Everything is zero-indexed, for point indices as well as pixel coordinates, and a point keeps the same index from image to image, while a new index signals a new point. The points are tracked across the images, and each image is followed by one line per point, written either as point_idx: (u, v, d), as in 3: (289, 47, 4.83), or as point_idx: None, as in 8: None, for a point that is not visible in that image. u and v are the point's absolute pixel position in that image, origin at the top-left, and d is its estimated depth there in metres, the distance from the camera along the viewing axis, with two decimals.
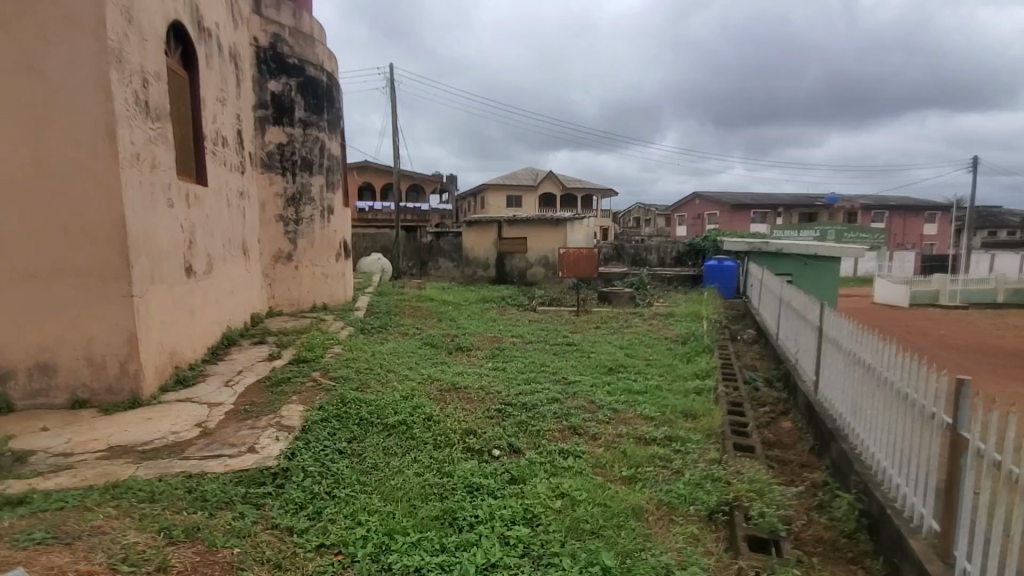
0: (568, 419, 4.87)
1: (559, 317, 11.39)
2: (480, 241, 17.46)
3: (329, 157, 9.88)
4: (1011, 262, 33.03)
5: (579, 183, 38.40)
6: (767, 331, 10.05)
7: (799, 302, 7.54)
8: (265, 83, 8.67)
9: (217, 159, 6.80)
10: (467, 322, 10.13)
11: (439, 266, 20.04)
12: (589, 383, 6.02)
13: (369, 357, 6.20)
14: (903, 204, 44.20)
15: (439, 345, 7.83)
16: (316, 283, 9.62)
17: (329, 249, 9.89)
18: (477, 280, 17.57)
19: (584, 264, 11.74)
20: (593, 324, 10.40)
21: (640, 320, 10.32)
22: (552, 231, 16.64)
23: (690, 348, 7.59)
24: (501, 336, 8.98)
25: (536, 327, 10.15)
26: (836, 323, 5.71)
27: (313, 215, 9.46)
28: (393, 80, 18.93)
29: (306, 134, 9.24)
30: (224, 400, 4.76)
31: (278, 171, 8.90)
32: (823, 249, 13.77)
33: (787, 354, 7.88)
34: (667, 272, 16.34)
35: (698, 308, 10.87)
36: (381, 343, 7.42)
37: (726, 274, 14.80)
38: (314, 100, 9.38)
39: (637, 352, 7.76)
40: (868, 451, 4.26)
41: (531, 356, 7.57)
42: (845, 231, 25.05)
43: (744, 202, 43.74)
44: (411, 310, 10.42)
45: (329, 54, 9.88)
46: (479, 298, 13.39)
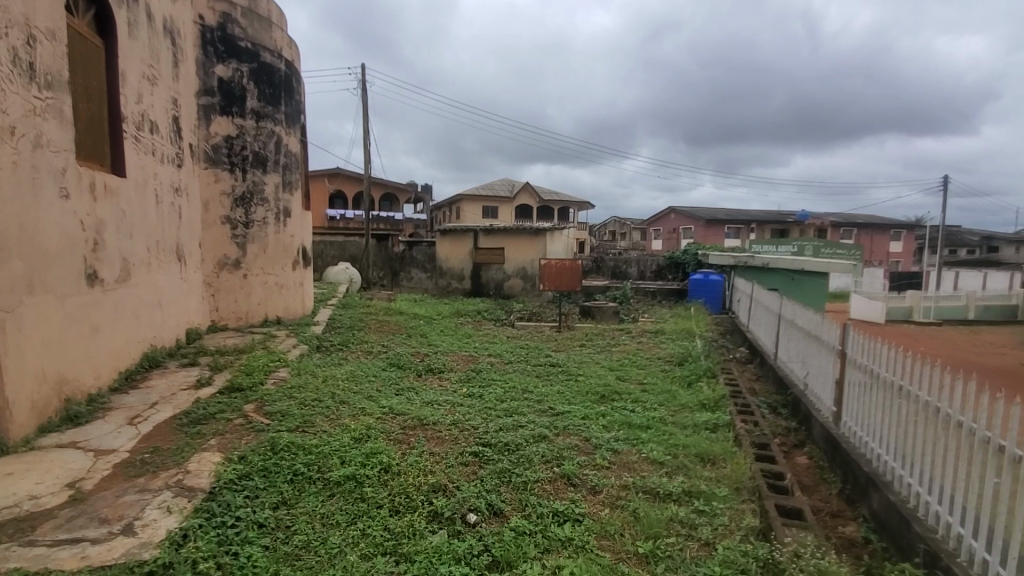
0: (559, 465, 3.95)
1: (539, 333, 10.51)
2: (455, 251, 16.50)
3: (287, 153, 8.82)
4: (976, 280, 33.83)
5: (556, 195, 37.91)
6: (763, 350, 9.36)
7: (810, 319, 6.80)
8: (211, 67, 7.63)
9: (141, 147, 5.75)
10: (439, 338, 9.17)
11: (411, 277, 19.00)
12: (580, 416, 5.12)
13: (320, 384, 5.17)
14: (871, 221, 45.19)
15: (407, 366, 6.83)
16: (268, 294, 8.53)
17: (284, 256, 8.81)
18: (452, 292, 16.59)
19: (567, 277, 10.90)
20: (577, 342, 9.53)
21: (627, 338, 9.52)
22: (531, 242, 15.83)
23: (689, 372, 6.77)
24: (477, 355, 8.03)
25: (516, 345, 9.24)
26: (868, 346, 4.95)
27: (265, 217, 8.38)
28: (365, 82, 17.94)
29: (259, 127, 8.18)
30: (120, 447, 3.71)
31: (225, 167, 7.84)
32: (812, 264, 13.28)
33: (794, 377, 7.13)
34: (651, 286, 15.66)
35: (688, 324, 10.13)
36: (338, 365, 6.40)
37: (713, 289, 14.19)
38: (269, 89, 8.35)
39: (630, 376, 6.90)
40: (931, 509, 3.48)
41: (513, 380, 6.64)
42: (822, 247, 25.01)
43: (719, 217, 43.97)
44: (377, 325, 9.38)
45: (288, 40, 8.87)
46: (453, 312, 12.41)
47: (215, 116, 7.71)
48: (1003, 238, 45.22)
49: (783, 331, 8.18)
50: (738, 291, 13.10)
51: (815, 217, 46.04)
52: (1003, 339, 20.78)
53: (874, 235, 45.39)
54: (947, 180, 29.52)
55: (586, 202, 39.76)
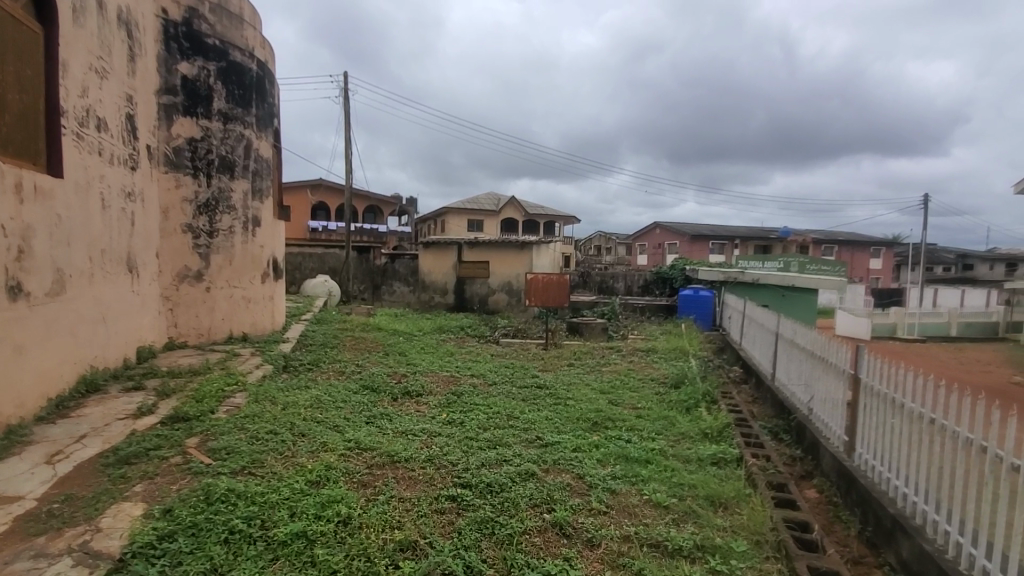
0: (550, 510, 3.42)
1: (525, 351, 10.00)
2: (438, 264, 15.96)
3: (258, 158, 8.27)
4: (954, 296, 34.28)
5: (541, 209, 37.68)
6: (758, 370, 8.98)
7: (815, 339, 6.38)
8: (173, 65, 7.09)
9: (84, 145, 5.18)
10: (419, 357, 8.59)
11: (393, 290, 18.41)
12: (572, 448, 4.60)
13: (279, 413, 4.57)
14: (851, 239, 45.79)
15: (381, 389, 6.25)
16: (233, 309, 7.89)
17: (253, 268, 8.20)
18: (434, 307, 16.02)
19: (555, 292, 10.43)
20: (565, 360, 9.04)
21: (618, 357, 9.05)
22: (517, 255, 15.37)
23: (687, 396, 6.29)
24: (458, 376, 7.47)
25: (501, 365, 8.70)
26: (887, 371, 4.52)
27: (232, 225, 7.79)
28: (347, 90, 17.47)
29: (226, 129, 7.65)
30: (26, 495, 3.10)
31: (187, 171, 7.27)
32: (803, 280, 12.99)
33: (797, 401, 6.69)
34: (639, 301, 15.29)
35: (680, 342, 9.71)
36: (304, 389, 5.79)
37: (703, 305, 13.84)
38: (238, 90, 7.83)
39: (623, 400, 6.40)
40: (979, 565, 3.03)
41: (498, 404, 6.09)
42: (806, 263, 25.01)
43: (704, 233, 44.17)
44: (352, 342, 8.78)
45: (261, 41, 8.37)
46: (435, 328, 11.84)
47: (177, 117, 7.16)
48: (977, 256, 46.14)
49: (782, 350, 7.80)
50: (729, 308, 12.79)
51: (798, 234, 46.51)
52: (986, 356, 20.81)
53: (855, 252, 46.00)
54: (927, 198, 29.92)
55: (572, 217, 39.59)
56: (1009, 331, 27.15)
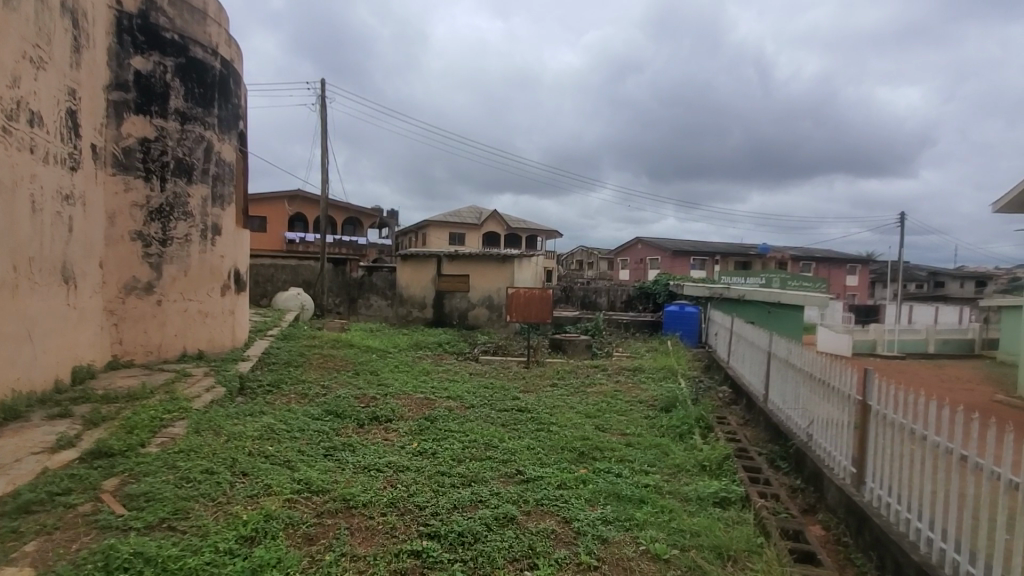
0: (532, 567, 2.90)
1: (506, 370, 9.49)
2: (417, 277, 15.40)
3: (220, 162, 7.71)
4: (929, 313, 34.86)
5: (523, 223, 37.40)
6: (748, 391, 8.61)
7: (814, 360, 6.00)
8: (125, 59, 6.53)
9: (11, 141, 4.58)
10: (391, 376, 8.01)
11: (370, 304, 17.74)
12: (557, 484, 4.09)
13: (221, 445, 3.99)
14: (828, 256, 46.51)
15: (346, 414, 5.66)
16: (188, 324, 7.26)
17: (211, 279, 7.58)
18: (412, 322, 15.41)
19: (537, 307, 9.96)
20: (548, 380, 8.55)
21: (603, 376, 8.59)
22: (498, 269, 14.91)
23: (678, 421, 5.84)
24: (433, 397, 6.91)
25: (480, 385, 8.15)
26: (902, 398, 4.13)
27: (188, 233, 7.19)
28: (324, 97, 16.96)
29: (184, 130, 7.09)
30: None
31: (138, 174, 6.70)
32: (789, 296, 12.76)
33: (795, 426, 6.28)
34: (623, 317, 14.91)
35: (668, 361, 9.30)
36: (257, 415, 5.19)
37: (688, 321, 13.52)
38: (199, 88, 7.28)
39: (610, 426, 5.92)
40: None
41: (475, 431, 5.57)
42: (787, 279, 25.09)
43: (685, 248, 44.38)
44: (319, 360, 8.15)
45: (226, 38, 7.85)
46: (411, 344, 11.25)
47: (128, 115, 6.59)
48: (948, 274, 47.13)
49: (774, 371, 7.45)
50: (715, 325, 12.49)
51: (777, 250, 47.04)
52: (964, 373, 20.92)
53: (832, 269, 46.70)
54: (903, 215, 30.38)
55: (554, 231, 39.38)
56: (983, 348, 27.54)
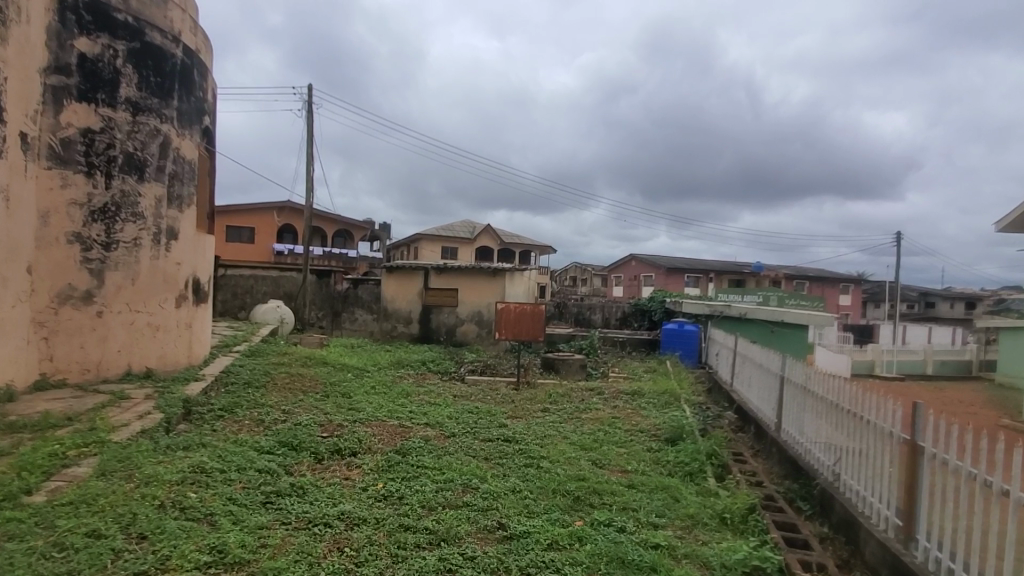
0: None
1: (493, 392, 8.71)
2: (402, 290, 14.60)
3: (179, 160, 6.95)
4: (923, 334, 34.53)
5: (516, 238, 36.79)
6: (756, 418, 7.90)
7: (843, 388, 5.26)
8: (68, 40, 5.85)
9: None
10: (364, 399, 7.18)
11: (355, 318, 16.91)
12: (546, 544, 3.31)
13: (127, 495, 3.20)
14: (822, 275, 46.29)
15: (303, 447, 4.86)
16: (134, 339, 6.45)
17: (165, 289, 6.79)
18: (397, 337, 14.58)
19: (529, 325, 9.22)
20: (539, 404, 7.77)
21: (599, 400, 7.81)
22: (489, 283, 14.19)
23: (688, 458, 5.07)
24: (410, 424, 6.11)
25: (464, 409, 7.35)
26: (966, 441, 3.39)
27: (138, 237, 6.41)
28: (310, 102, 16.32)
29: (136, 122, 6.37)
30: None
31: (78, 168, 5.96)
32: (793, 315, 12.07)
33: (819, 463, 5.52)
34: (619, 335, 14.18)
35: (670, 384, 8.53)
36: (192, 451, 4.37)
37: (688, 340, 12.81)
38: (155, 77, 6.58)
39: (609, 462, 5.15)
40: None
41: (453, 467, 4.79)
42: (784, 297, 24.57)
43: (679, 266, 43.98)
44: (284, 380, 7.31)
45: (190, 26, 7.18)
46: (392, 362, 10.41)
47: (69, 103, 5.89)
48: (939, 294, 47.02)
49: (789, 398, 6.75)
50: (716, 344, 11.81)
51: (770, 269, 46.78)
52: (966, 395, 20.34)
53: (825, 288, 46.47)
54: (899, 234, 30.12)
55: (548, 246, 38.80)
56: (982, 370, 27.06)
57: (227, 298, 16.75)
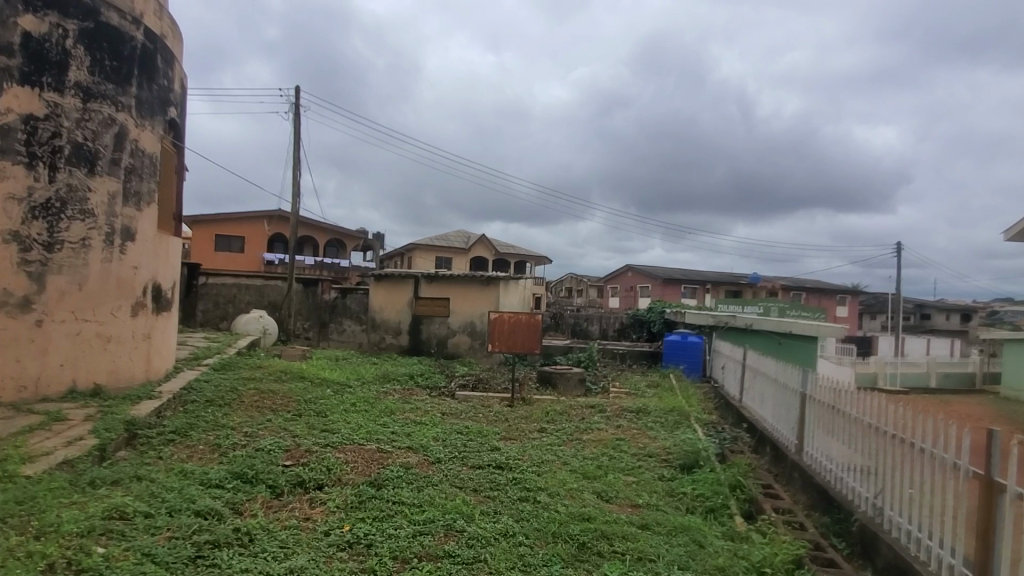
0: None
1: (485, 409, 8.01)
2: (391, 300, 13.92)
3: (138, 153, 6.29)
4: (923, 346, 34.03)
5: (511, 248, 36.16)
6: (773, 439, 7.24)
7: (888, 411, 4.59)
8: (8, 16, 5.22)
9: None
10: (342, 419, 6.46)
11: (342, 329, 16.15)
12: None
13: (7, 557, 2.50)
14: (819, 286, 45.89)
15: (259, 480, 4.14)
16: (80, 352, 5.73)
17: (118, 295, 6.08)
18: (385, 349, 13.86)
19: (524, 337, 8.54)
20: (535, 423, 7.07)
21: (601, 419, 7.11)
22: (482, 292, 13.52)
23: (709, 492, 4.38)
24: (390, 449, 5.40)
25: (453, 430, 6.63)
26: None
27: (86, 237, 5.73)
28: (297, 105, 15.73)
29: (86, 109, 5.72)
30: None
31: (17, 159, 5.30)
32: (801, 326, 11.45)
33: (857, 495, 4.84)
34: (619, 347, 13.50)
35: (677, 401, 7.84)
36: (121, 488, 3.66)
37: (691, 352, 12.16)
38: (111, 60, 5.94)
39: (616, 496, 4.47)
40: None
41: (436, 503, 4.09)
42: (785, 308, 24.00)
43: (676, 277, 43.51)
44: (253, 398, 6.58)
45: (155, 8, 6.56)
46: (377, 376, 9.67)
47: (8, 86, 5.25)
48: (937, 305, 46.63)
49: (813, 418, 6.09)
50: (722, 356, 11.19)
51: (767, 280, 46.38)
52: (973, 408, 19.75)
53: (823, 299, 46.11)
54: (898, 245, 29.73)
55: (544, 256, 38.21)
56: (985, 382, 26.52)
57: (209, 308, 15.97)
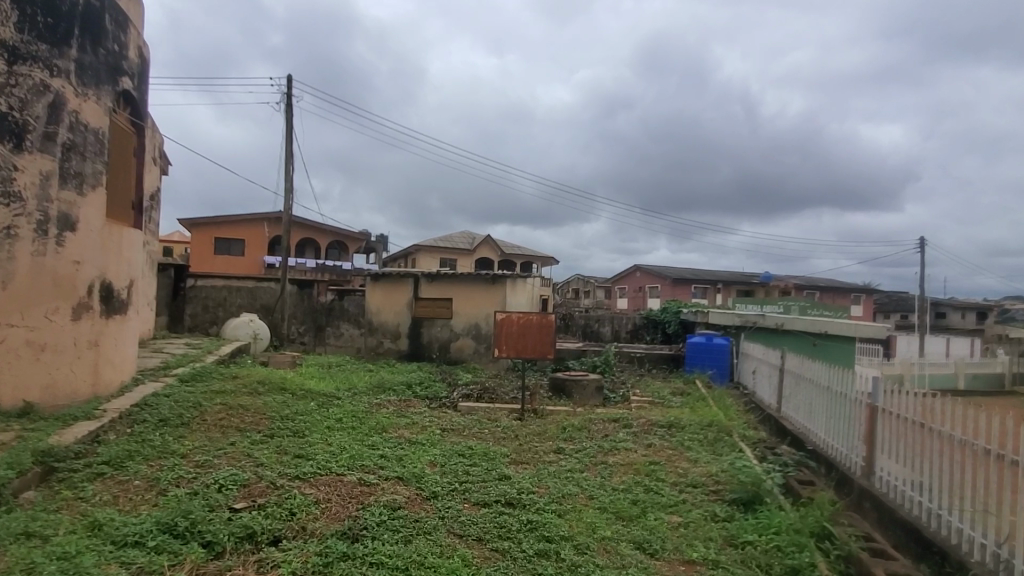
0: None
1: (491, 424, 6.97)
2: (390, 301, 12.92)
3: (79, 128, 5.31)
4: (946, 346, 32.68)
5: (517, 248, 35.13)
6: (830, 459, 6.17)
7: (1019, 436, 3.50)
8: None
9: None
10: (321, 441, 5.44)
11: (339, 333, 15.12)
12: None
13: None
14: (834, 285, 44.60)
15: (192, 537, 3.14)
16: (4, 364, 4.78)
17: (54, 296, 5.11)
18: (384, 354, 12.88)
19: (535, 341, 7.51)
20: (552, 441, 6.03)
21: (628, 435, 6.05)
22: (487, 292, 12.50)
23: (786, 546, 3.32)
24: (374, 481, 4.37)
25: (453, 452, 5.58)
26: None
27: (11, 225, 4.78)
28: (289, 95, 14.79)
29: (10, 72, 4.79)
30: None
31: None
32: (837, 326, 10.35)
33: (972, 543, 3.76)
34: (636, 349, 12.41)
35: (714, 412, 6.78)
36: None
37: (718, 355, 11.06)
38: (43, 15, 4.99)
39: (662, 548, 3.43)
40: None
41: (427, 564, 3.05)
42: (806, 307, 22.84)
43: (686, 276, 42.36)
44: (218, 416, 5.57)
45: None
46: (370, 385, 8.65)
47: None
48: (956, 304, 45.14)
49: (890, 435, 5.03)
50: (752, 360, 10.14)
51: (780, 279, 45.12)
52: None
53: (837, 298, 44.85)
54: (922, 241, 28.46)
55: (550, 257, 37.19)
56: (1016, 384, 25.20)
57: (198, 312, 15.00)
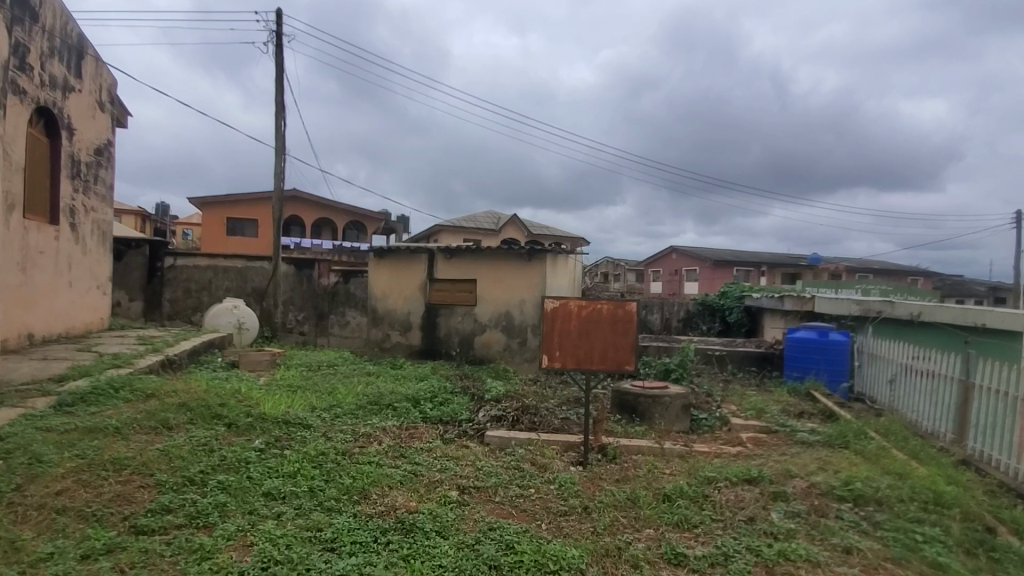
0: None
1: (540, 478, 4.33)
2: (398, 284, 10.40)
3: None
4: None
5: (545, 228, 32.25)
6: None
7: None
8: None
9: None
10: (230, 544, 2.91)
11: (344, 321, 12.87)
12: None
13: None
14: (890, 269, 40.54)
15: None
16: None
17: None
18: (392, 350, 10.40)
19: (606, 347, 4.82)
20: (655, 530, 3.36)
21: (794, 523, 3.35)
22: (521, 273, 9.81)
23: None
24: None
25: (477, 561, 2.97)
26: None
27: None
28: (279, 33, 12.20)
29: None
30: None
31: None
32: (994, 316, 6.58)
33: None
34: (713, 346, 9.60)
35: (920, 472, 3.98)
36: None
37: (837, 356, 8.15)
38: None
39: None
40: None
41: None
42: (883, 293, 19.50)
43: (728, 258, 38.94)
44: (55, 489, 3.13)
45: None
46: (362, 401, 6.10)
47: None
48: None
49: None
50: (892, 365, 7.33)
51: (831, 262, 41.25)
52: None
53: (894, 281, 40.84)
54: (1015, 212, 24.34)
55: (581, 238, 34.27)
56: None
57: (178, 297, 12.73)
